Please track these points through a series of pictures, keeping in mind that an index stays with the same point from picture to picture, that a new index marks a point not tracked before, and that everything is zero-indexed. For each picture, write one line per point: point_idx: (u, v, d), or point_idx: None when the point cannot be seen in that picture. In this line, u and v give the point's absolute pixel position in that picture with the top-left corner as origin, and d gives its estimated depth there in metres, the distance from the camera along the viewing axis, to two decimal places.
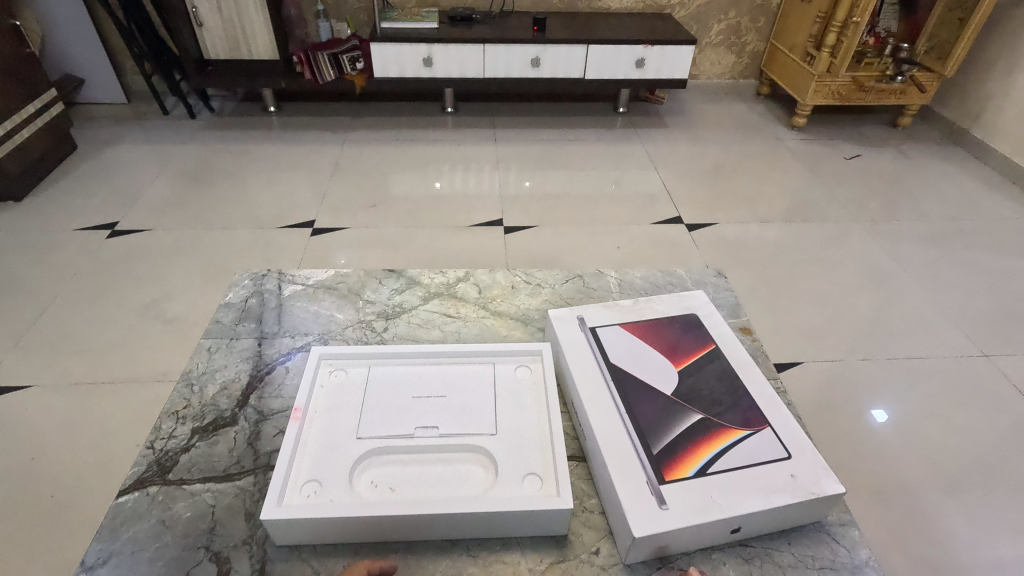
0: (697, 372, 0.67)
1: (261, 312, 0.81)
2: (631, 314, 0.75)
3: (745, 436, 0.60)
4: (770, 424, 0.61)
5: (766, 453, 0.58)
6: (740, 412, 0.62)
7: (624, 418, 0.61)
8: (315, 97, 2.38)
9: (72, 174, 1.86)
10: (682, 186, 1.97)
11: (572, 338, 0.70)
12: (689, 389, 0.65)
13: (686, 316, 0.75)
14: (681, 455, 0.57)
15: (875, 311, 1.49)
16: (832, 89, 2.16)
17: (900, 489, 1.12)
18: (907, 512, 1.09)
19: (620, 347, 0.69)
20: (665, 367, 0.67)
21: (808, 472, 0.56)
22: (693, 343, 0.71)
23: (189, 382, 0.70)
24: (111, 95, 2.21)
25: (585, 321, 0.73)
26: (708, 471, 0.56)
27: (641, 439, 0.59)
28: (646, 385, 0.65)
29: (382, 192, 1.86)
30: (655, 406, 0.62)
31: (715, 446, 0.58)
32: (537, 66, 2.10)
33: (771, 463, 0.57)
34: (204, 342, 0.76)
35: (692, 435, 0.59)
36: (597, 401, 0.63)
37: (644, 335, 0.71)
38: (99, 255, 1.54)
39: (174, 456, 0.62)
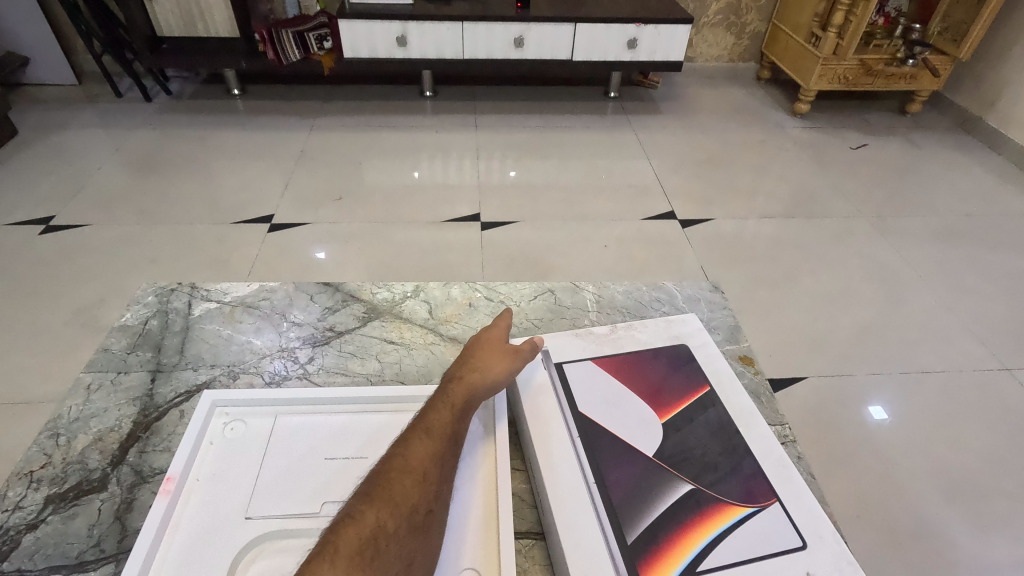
0: (685, 426, 0.55)
1: (162, 337, 0.67)
2: (608, 345, 0.63)
3: (746, 515, 0.48)
4: (778, 498, 0.49)
5: (774, 542, 0.46)
6: (740, 482, 0.51)
7: (594, 491, 0.49)
8: (284, 79, 2.22)
9: (10, 162, 1.70)
10: (675, 177, 1.83)
11: (532, 377, 0.59)
12: (675, 449, 0.53)
13: (676, 348, 0.63)
14: (664, 544, 0.46)
15: (886, 316, 1.36)
16: (838, 73, 2.01)
17: (921, 522, 0.98)
18: (931, 552, 0.94)
19: (591, 390, 0.58)
20: (646, 418, 0.56)
21: (828, 569, 0.45)
22: (682, 384, 0.59)
23: (55, 431, 0.56)
24: (59, 76, 2.04)
25: (549, 354, 0.62)
26: (699, 567, 0.45)
27: (612, 520, 0.47)
28: (623, 442, 0.53)
29: (349, 183, 1.71)
30: (634, 473, 0.51)
31: (708, 531, 0.47)
32: (521, 47, 1.94)
33: (780, 556, 0.46)
34: (84, 377, 0.62)
35: (679, 513, 0.48)
36: (560, 463, 0.51)
37: (622, 374, 0.60)
38: (29, 253, 1.39)
39: (15, 536, 0.48)
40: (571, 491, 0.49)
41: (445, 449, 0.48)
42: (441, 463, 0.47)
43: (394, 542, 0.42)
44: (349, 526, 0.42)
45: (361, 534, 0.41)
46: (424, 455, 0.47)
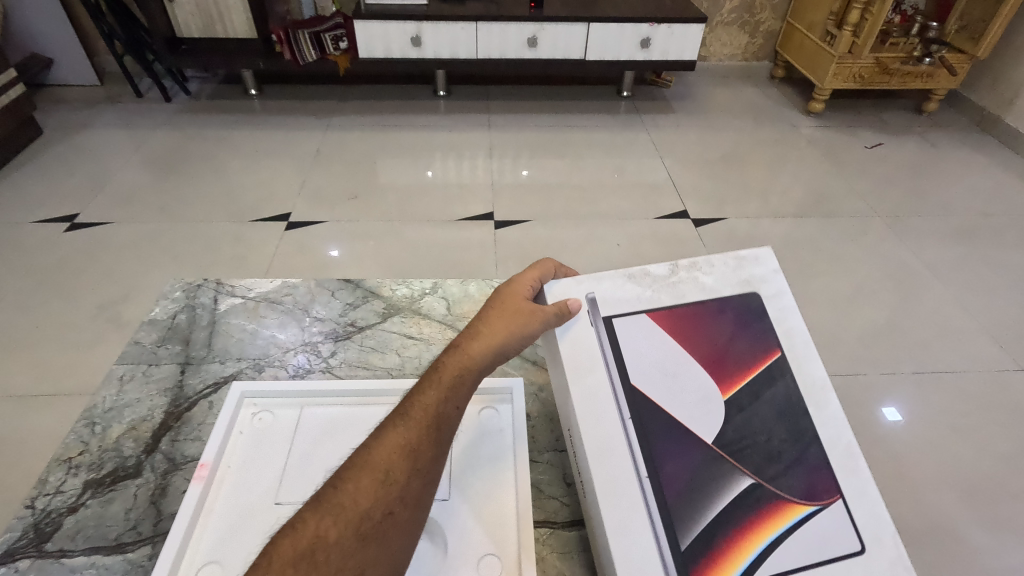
0: (749, 402, 0.53)
1: (190, 331, 0.69)
2: (667, 296, 0.57)
3: (807, 516, 0.49)
4: (842, 496, 0.50)
5: (835, 545, 0.48)
6: (806, 478, 0.50)
7: (648, 489, 0.48)
8: (300, 79, 2.25)
9: (35, 160, 1.75)
10: (688, 176, 1.83)
11: (582, 337, 0.54)
12: (736, 435, 0.52)
13: (746, 296, 0.58)
14: (717, 549, 0.47)
15: (900, 317, 1.36)
16: (853, 72, 2.00)
17: (931, 521, 0.98)
18: (943, 552, 0.94)
19: (649, 357, 0.54)
20: (708, 394, 0.53)
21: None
22: (750, 350, 0.56)
23: (91, 419, 0.59)
24: (82, 77, 2.09)
25: (598, 304, 0.56)
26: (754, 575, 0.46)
27: (664, 523, 0.47)
28: (681, 426, 0.51)
29: (364, 182, 1.73)
30: (689, 466, 0.50)
31: (764, 535, 0.48)
32: (534, 46, 1.96)
33: (840, 562, 0.47)
34: (117, 369, 0.64)
35: (734, 513, 0.49)
36: (611, 455, 0.49)
37: (681, 335, 0.56)
38: (56, 250, 1.42)
39: (56, 519, 0.51)
40: (621, 488, 0.48)
41: (422, 438, 0.46)
42: (410, 455, 0.45)
43: (334, 551, 0.40)
44: (291, 535, 0.41)
45: (298, 546, 0.40)
46: (394, 446, 0.45)
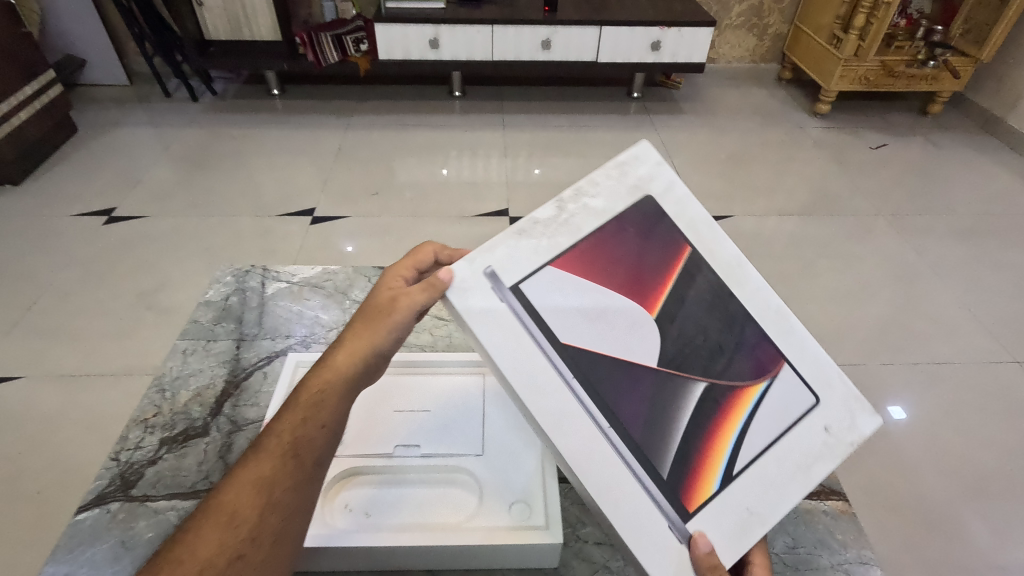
0: (675, 310, 0.53)
1: (242, 311, 0.77)
2: (565, 237, 0.54)
3: (763, 393, 0.51)
4: (786, 359, 0.52)
5: (794, 410, 0.50)
6: (752, 358, 0.52)
7: (614, 438, 0.48)
8: (320, 80, 2.33)
9: (72, 157, 1.83)
10: (697, 176, 1.89)
11: (492, 317, 0.49)
12: (675, 346, 0.51)
13: (641, 203, 0.56)
14: (697, 461, 0.48)
15: (899, 312, 1.41)
16: (859, 74, 2.05)
17: (923, 502, 1.04)
18: (932, 530, 1.00)
19: (568, 307, 0.51)
20: (639, 316, 0.52)
21: (842, 415, 0.50)
22: (660, 257, 0.55)
23: (161, 386, 0.66)
24: (113, 77, 2.18)
25: (498, 276, 0.51)
26: (733, 473, 0.48)
27: (644, 463, 0.47)
28: (621, 362, 0.50)
29: (384, 179, 1.81)
30: (641, 397, 0.49)
31: (730, 431, 0.49)
32: (548, 49, 2.02)
33: (802, 422, 0.50)
34: (180, 343, 0.72)
35: (698, 421, 0.50)
36: (567, 418, 0.47)
37: (594, 272, 0.53)
38: (95, 242, 1.51)
39: (139, 470, 0.58)
40: (585, 454, 0.47)
41: (279, 467, 0.44)
42: (267, 489, 0.43)
43: None
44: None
45: None
46: (252, 479, 0.44)
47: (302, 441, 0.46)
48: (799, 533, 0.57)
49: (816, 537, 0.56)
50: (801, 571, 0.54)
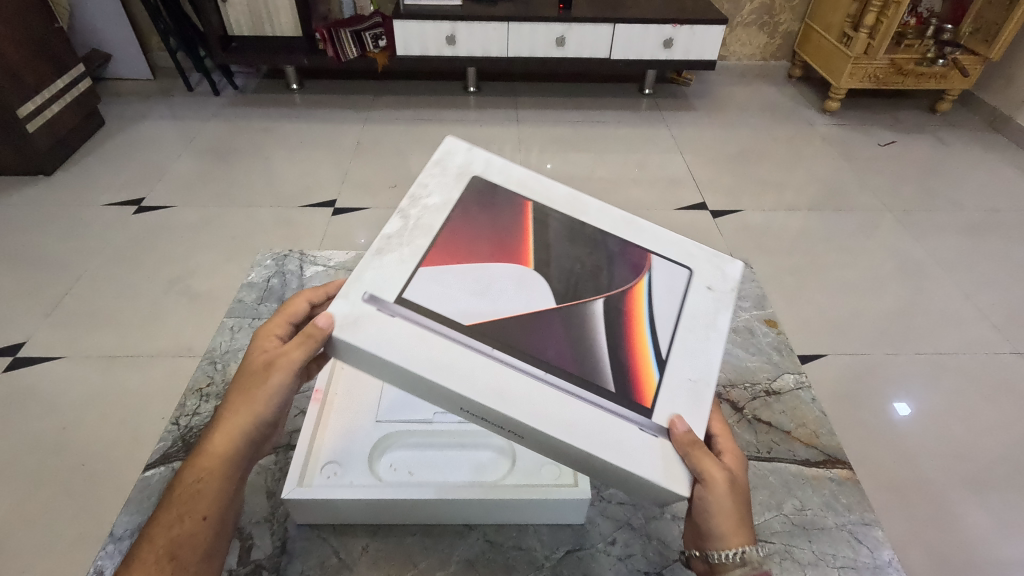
0: (545, 256, 0.59)
1: (283, 292, 0.83)
2: (420, 238, 0.57)
3: (649, 284, 0.60)
4: (650, 252, 0.63)
5: (679, 287, 0.60)
6: (625, 263, 0.61)
7: (557, 381, 0.51)
8: (337, 75, 2.38)
9: (100, 149, 1.89)
10: (707, 171, 1.93)
11: (390, 334, 0.49)
12: (565, 282, 0.57)
13: (470, 185, 0.62)
14: (631, 366, 0.54)
15: (905, 304, 1.45)
16: (869, 72, 2.08)
17: (924, 484, 1.08)
18: (934, 512, 1.04)
19: (457, 290, 0.54)
20: (521, 272, 0.57)
21: (710, 274, 0.62)
22: (509, 219, 0.61)
23: (213, 359, 0.72)
24: (137, 71, 2.24)
25: (378, 296, 0.51)
26: (663, 355, 0.55)
27: (596, 389, 0.52)
28: (527, 314, 0.54)
29: (402, 172, 1.85)
30: (561, 332, 0.54)
31: (644, 329, 0.57)
32: (562, 46, 2.06)
33: (689, 290, 0.60)
34: (226, 321, 0.77)
35: (614, 334, 0.56)
36: (508, 383, 0.49)
37: (462, 255, 0.57)
38: (126, 230, 1.56)
39: (199, 433, 0.64)
40: (544, 407, 0.49)
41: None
42: None
43: None
44: None
45: None
46: None
47: (180, 536, 0.49)
48: (806, 497, 0.60)
49: (821, 501, 0.60)
50: (807, 530, 0.58)
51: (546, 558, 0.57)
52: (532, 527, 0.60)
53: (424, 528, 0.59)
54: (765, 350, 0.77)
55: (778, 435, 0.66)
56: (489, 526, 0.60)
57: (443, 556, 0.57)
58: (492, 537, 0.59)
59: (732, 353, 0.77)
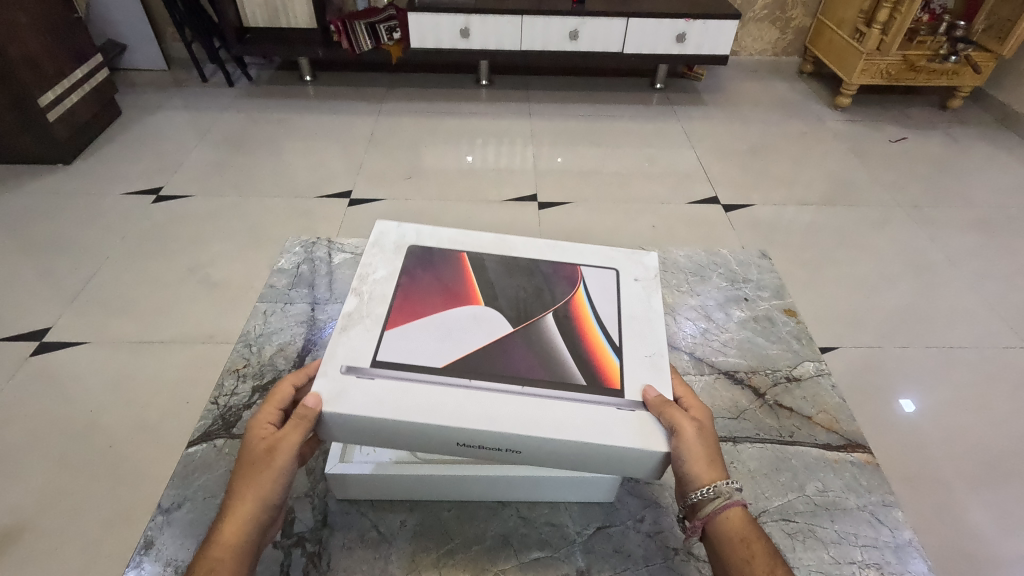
0: (491, 290, 0.63)
1: (313, 279, 0.85)
2: (377, 307, 0.59)
3: (586, 292, 0.64)
4: (577, 266, 0.67)
5: (611, 284, 0.65)
6: (561, 278, 0.65)
7: (537, 390, 0.53)
8: (350, 67, 2.39)
9: (116, 139, 1.91)
10: (719, 165, 1.94)
11: (375, 397, 0.51)
12: (513, 306, 0.61)
13: (409, 253, 0.65)
14: (593, 362, 0.57)
15: (916, 299, 1.46)
16: (880, 68, 2.08)
17: (935, 475, 1.10)
18: (945, 502, 1.06)
19: (423, 341, 0.56)
20: (475, 310, 0.60)
21: (632, 268, 0.67)
22: (450, 271, 0.64)
23: (248, 341, 0.74)
24: (152, 62, 2.25)
25: (354, 365, 0.53)
26: (616, 343, 0.59)
27: (568, 386, 0.54)
28: (490, 342, 0.57)
29: (415, 164, 1.87)
30: (521, 347, 0.57)
31: (594, 328, 0.60)
32: (575, 39, 2.07)
33: (620, 282, 0.65)
34: (259, 305, 0.79)
35: (570, 341, 0.59)
36: (494, 405, 0.51)
37: (418, 311, 0.59)
38: (145, 219, 1.58)
39: (237, 412, 0.66)
40: (534, 418, 0.51)
41: None
42: None
43: None
44: None
45: None
46: None
47: None
48: (828, 478, 0.61)
49: (843, 483, 0.61)
50: (829, 510, 0.58)
51: (578, 534, 0.59)
52: (563, 504, 0.61)
53: (459, 504, 0.61)
54: (784, 338, 0.77)
55: (799, 419, 0.67)
56: (521, 503, 0.61)
57: (477, 530, 0.59)
58: (525, 513, 0.61)
59: (752, 340, 0.77)
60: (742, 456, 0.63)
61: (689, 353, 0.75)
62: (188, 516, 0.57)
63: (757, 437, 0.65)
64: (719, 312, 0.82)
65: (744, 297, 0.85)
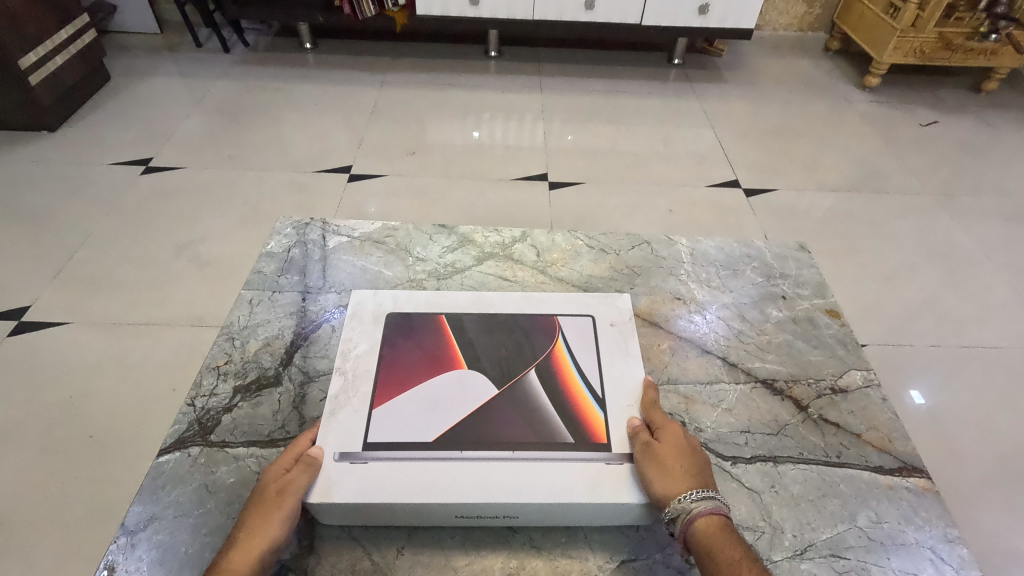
0: (472, 351, 0.64)
1: (305, 264, 0.78)
2: (363, 384, 0.61)
3: (566, 344, 0.65)
4: (557, 318, 0.69)
5: (589, 332, 0.67)
6: (539, 331, 0.67)
7: (527, 454, 0.55)
8: (353, 34, 2.29)
9: (106, 106, 1.81)
10: (739, 146, 1.83)
11: (373, 480, 0.53)
12: (496, 369, 0.62)
13: (389, 321, 0.68)
14: (579, 419, 0.59)
15: (949, 290, 1.37)
16: (914, 47, 1.97)
17: (989, 485, 1.00)
18: (1002, 517, 0.96)
19: (412, 415, 0.58)
20: (459, 376, 0.62)
21: (609, 314, 0.69)
22: (430, 336, 0.66)
23: (230, 335, 0.67)
24: (145, 26, 2.16)
25: (348, 452, 0.55)
26: (600, 395, 0.61)
27: (557, 446, 0.56)
28: (475, 409, 0.59)
29: (420, 138, 1.77)
30: (509, 410, 0.59)
31: (575, 382, 0.62)
32: (590, 9, 1.95)
33: (597, 328, 0.68)
34: (245, 293, 0.73)
35: (555, 398, 0.60)
36: (487, 474, 0.53)
37: (403, 381, 0.61)
38: (133, 192, 1.50)
39: (216, 416, 0.59)
40: (523, 482, 0.53)
41: None
42: None
43: None
44: None
45: None
46: None
47: None
48: (882, 507, 0.54)
49: (899, 513, 0.54)
50: (884, 545, 0.51)
51: (599, 568, 0.51)
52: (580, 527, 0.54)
53: (467, 530, 0.54)
54: (829, 343, 0.70)
55: (847, 437, 0.60)
56: (535, 530, 0.54)
57: (483, 561, 0.51)
58: (539, 543, 0.53)
59: (791, 344, 0.70)
60: (785, 480, 0.56)
61: (722, 357, 0.68)
62: (157, 538, 0.50)
63: (801, 457, 0.58)
64: (754, 310, 0.74)
65: (782, 295, 0.77)
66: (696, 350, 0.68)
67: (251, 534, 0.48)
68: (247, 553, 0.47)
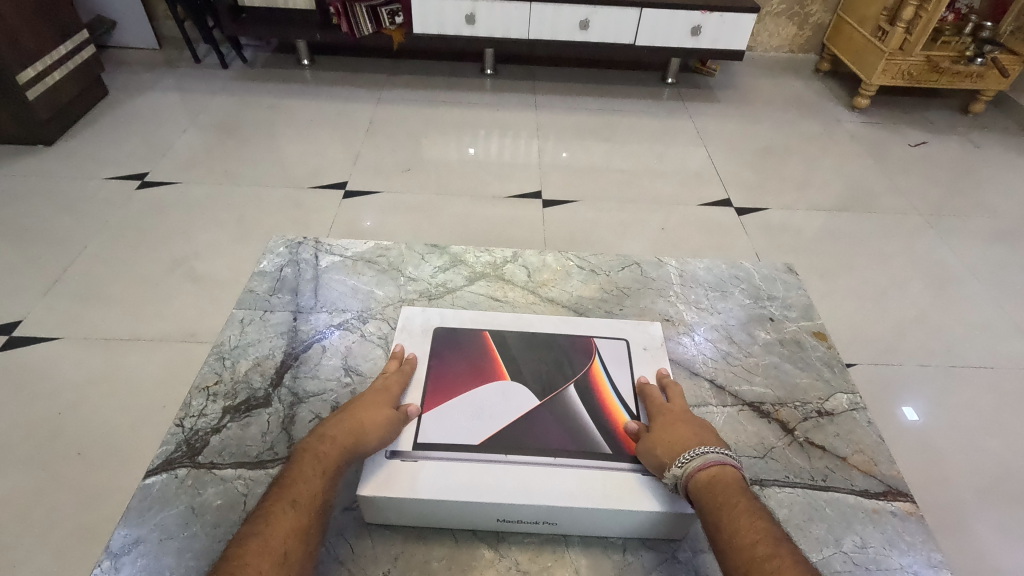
0: (513, 366, 0.67)
1: (297, 284, 0.78)
2: (413, 391, 0.64)
3: (603, 360, 0.68)
4: (594, 335, 0.72)
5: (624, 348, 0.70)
6: (578, 349, 0.70)
7: (567, 460, 0.58)
8: (350, 51, 2.32)
9: (103, 120, 1.82)
10: (731, 165, 1.86)
11: (424, 477, 0.55)
12: (538, 383, 0.65)
13: (436, 334, 0.71)
14: (616, 431, 0.61)
15: (937, 309, 1.39)
16: (902, 69, 2.00)
17: (979, 503, 1.00)
18: (996, 536, 0.96)
19: (460, 421, 0.61)
20: (502, 388, 0.65)
21: (642, 336, 0.72)
22: (476, 348, 0.69)
23: (221, 355, 0.68)
24: (145, 42, 2.18)
25: (397, 450, 0.58)
26: (635, 412, 0.63)
27: (596, 456, 0.58)
28: (518, 418, 0.62)
29: (416, 155, 1.79)
30: (550, 423, 0.61)
31: (610, 395, 0.65)
32: (585, 30, 1.99)
33: (631, 345, 0.71)
34: (237, 313, 0.73)
35: (594, 412, 0.63)
36: (527, 478, 0.56)
37: (450, 390, 0.64)
38: (128, 207, 1.50)
39: (204, 437, 0.59)
40: (536, 485, 0.55)
41: (309, 525, 0.48)
42: (302, 541, 0.47)
43: None
44: None
45: None
46: (286, 533, 0.47)
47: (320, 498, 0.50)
48: (867, 532, 0.55)
49: (883, 537, 0.54)
50: (869, 570, 0.52)
51: None
52: (566, 541, 0.55)
53: (460, 545, 0.54)
54: (815, 365, 0.71)
55: (832, 460, 0.60)
56: (521, 555, 0.54)
57: None
58: (525, 567, 0.53)
59: (778, 366, 0.70)
60: (771, 503, 0.56)
61: (710, 379, 0.68)
62: (140, 563, 0.50)
63: (787, 480, 0.58)
64: (742, 332, 0.75)
65: (769, 317, 0.78)
66: (685, 371, 0.69)
67: (369, 409, 0.58)
68: (368, 420, 0.57)
